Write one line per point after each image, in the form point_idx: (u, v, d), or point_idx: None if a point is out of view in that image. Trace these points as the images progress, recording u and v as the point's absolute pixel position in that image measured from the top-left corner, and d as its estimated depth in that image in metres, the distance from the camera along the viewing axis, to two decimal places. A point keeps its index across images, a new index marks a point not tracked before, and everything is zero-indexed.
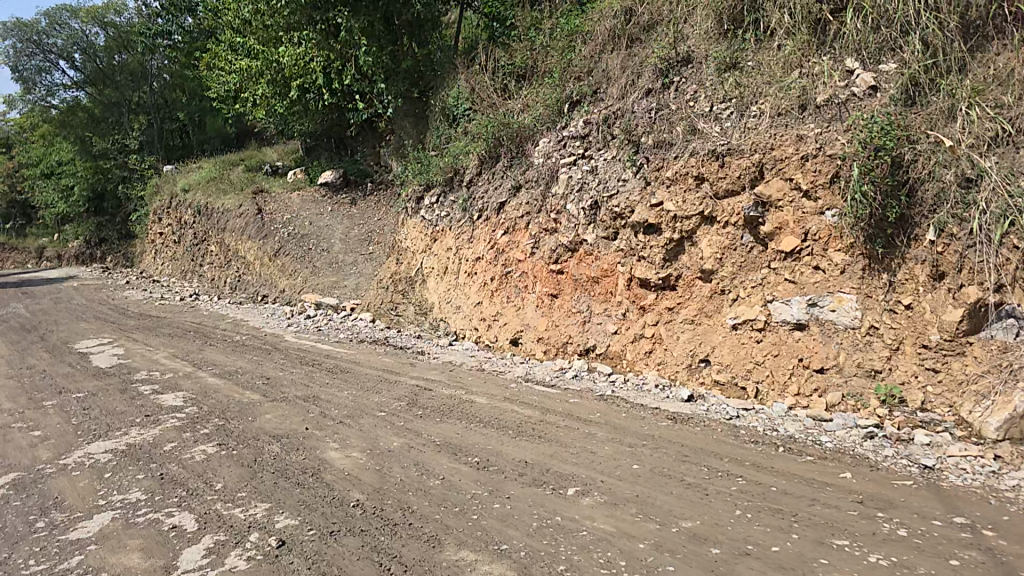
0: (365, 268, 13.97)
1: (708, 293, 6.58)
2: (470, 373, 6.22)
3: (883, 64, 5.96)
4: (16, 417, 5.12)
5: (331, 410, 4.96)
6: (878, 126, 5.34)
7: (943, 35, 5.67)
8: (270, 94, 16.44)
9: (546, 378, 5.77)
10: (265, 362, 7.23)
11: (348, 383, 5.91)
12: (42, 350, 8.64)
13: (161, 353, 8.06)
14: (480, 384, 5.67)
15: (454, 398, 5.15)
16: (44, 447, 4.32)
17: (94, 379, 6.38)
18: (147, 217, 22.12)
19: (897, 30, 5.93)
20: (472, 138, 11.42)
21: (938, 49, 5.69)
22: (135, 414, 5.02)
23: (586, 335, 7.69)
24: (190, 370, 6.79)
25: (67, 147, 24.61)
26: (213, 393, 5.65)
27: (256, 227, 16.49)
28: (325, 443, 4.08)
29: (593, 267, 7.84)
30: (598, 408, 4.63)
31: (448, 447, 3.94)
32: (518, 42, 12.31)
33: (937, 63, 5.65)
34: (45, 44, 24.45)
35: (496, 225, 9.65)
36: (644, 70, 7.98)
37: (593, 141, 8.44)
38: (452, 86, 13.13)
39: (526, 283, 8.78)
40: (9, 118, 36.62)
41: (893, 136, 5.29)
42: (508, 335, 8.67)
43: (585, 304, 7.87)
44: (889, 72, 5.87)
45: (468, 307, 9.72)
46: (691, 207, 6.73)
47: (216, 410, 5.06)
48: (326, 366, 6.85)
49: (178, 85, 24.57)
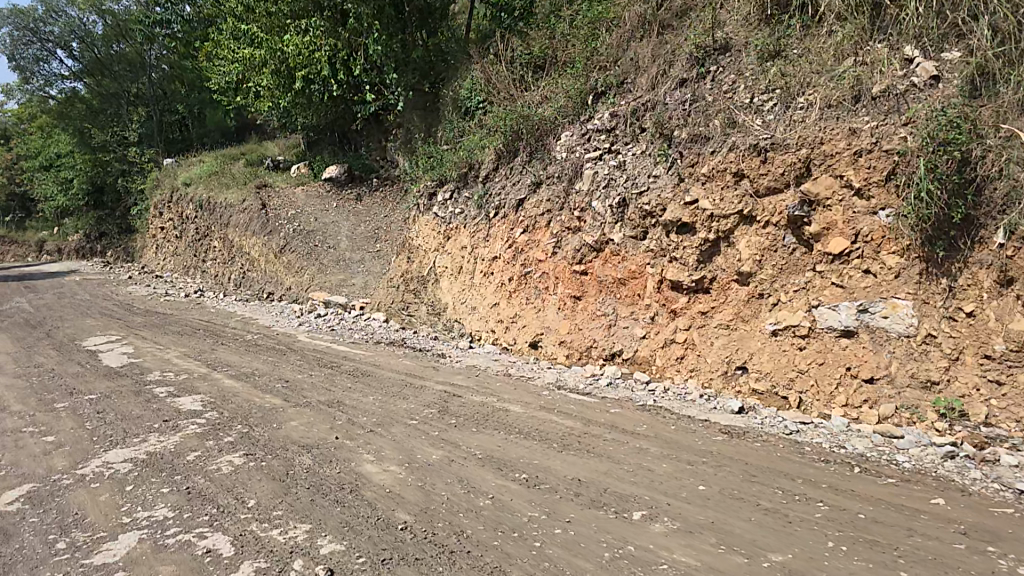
0: (373, 265, 13.74)
1: (745, 296, 6.52)
2: (495, 379, 5.98)
3: (946, 52, 5.88)
4: (26, 420, 4.86)
5: (361, 417, 4.74)
6: (948, 119, 5.30)
7: (1014, 21, 5.54)
8: (273, 85, 15.91)
9: (579, 386, 5.51)
10: (281, 364, 6.97)
11: (371, 388, 5.70)
12: (48, 347, 8.37)
13: (172, 352, 7.80)
14: (511, 390, 5.45)
15: (487, 404, 4.96)
16: (58, 454, 4.05)
17: (107, 380, 6.12)
18: (149, 211, 21.85)
19: (964, 15, 5.87)
20: (488, 131, 11.22)
21: (1008, 35, 5.57)
22: (153, 419, 4.76)
23: (612, 339, 7.55)
24: (204, 371, 6.52)
25: (68, 139, 24.30)
26: (231, 397, 5.39)
27: (260, 222, 16.22)
28: (360, 455, 3.84)
29: (620, 268, 7.82)
30: (642, 419, 4.39)
31: (490, 460, 3.68)
32: (536, 31, 12.13)
33: (1006, 50, 5.52)
34: (42, 32, 24.10)
35: (514, 223, 9.56)
36: (676, 60, 8.25)
37: (620, 134, 8.61)
38: (465, 77, 13.04)
39: (547, 283, 8.70)
40: (8, 110, 36.30)
41: (962, 130, 5.23)
42: (528, 338, 8.53)
43: (611, 307, 7.80)
44: (953, 61, 5.78)
45: (484, 309, 9.54)
46: (729, 205, 6.75)
47: (238, 416, 4.81)
48: (347, 368, 6.65)
49: (177, 77, 24.44)
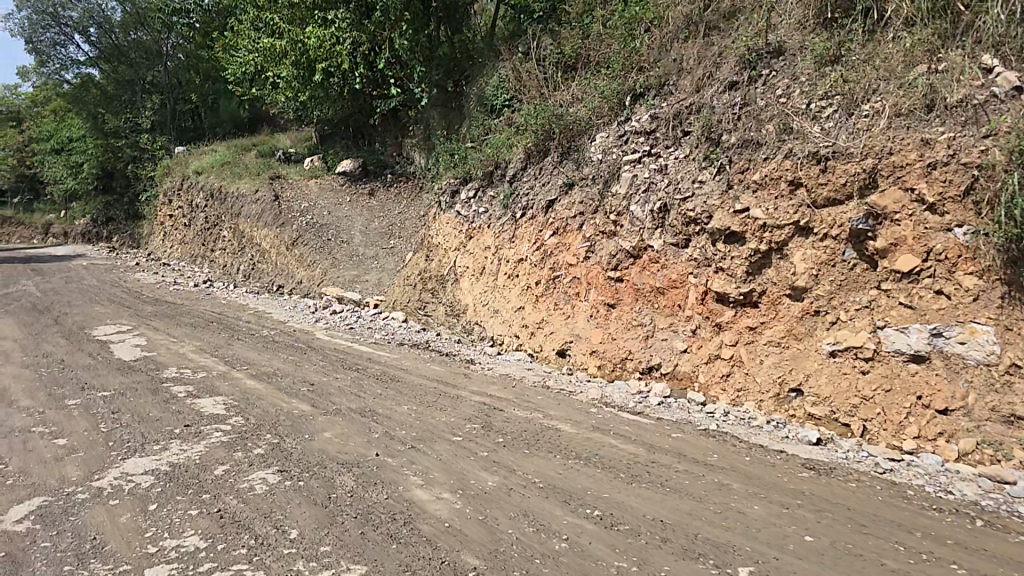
0: (387, 262, 13.44)
1: (799, 313, 6.20)
2: (532, 390, 5.61)
3: None
4: (36, 419, 4.47)
5: (398, 431, 4.35)
6: None
7: None
8: (293, 78, 15.78)
9: (628, 404, 5.15)
10: (303, 364, 6.61)
11: (403, 396, 5.34)
12: (56, 336, 7.99)
13: (186, 346, 7.44)
14: (555, 406, 5.06)
15: (532, 421, 4.59)
16: (70, 462, 3.67)
17: (120, 375, 5.74)
18: (158, 198, 21.54)
19: None
20: (516, 130, 10.97)
21: None
22: (173, 423, 4.38)
23: (650, 352, 7.25)
24: (223, 369, 6.15)
25: (82, 123, 23.99)
26: (255, 400, 5.00)
27: (272, 214, 15.83)
28: (406, 478, 3.46)
29: (659, 276, 7.49)
30: (714, 447, 4.05)
31: (555, 491, 3.30)
32: (568, 29, 11.80)
33: None
34: (60, 17, 23.53)
35: (543, 224, 9.22)
36: (724, 62, 8.06)
37: (660, 138, 8.32)
38: (493, 74, 12.83)
39: (578, 289, 8.39)
40: (24, 93, 36.06)
41: None
42: (557, 346, 8.26)
43: (648, 317, 7.48)
44: None
45: (509, 312, 9.22)
46: (783, 215, 6.42)
47: (265, 423, 4.43)
48: (372, 372, 6.29)
49: (192, 67, 24.25)
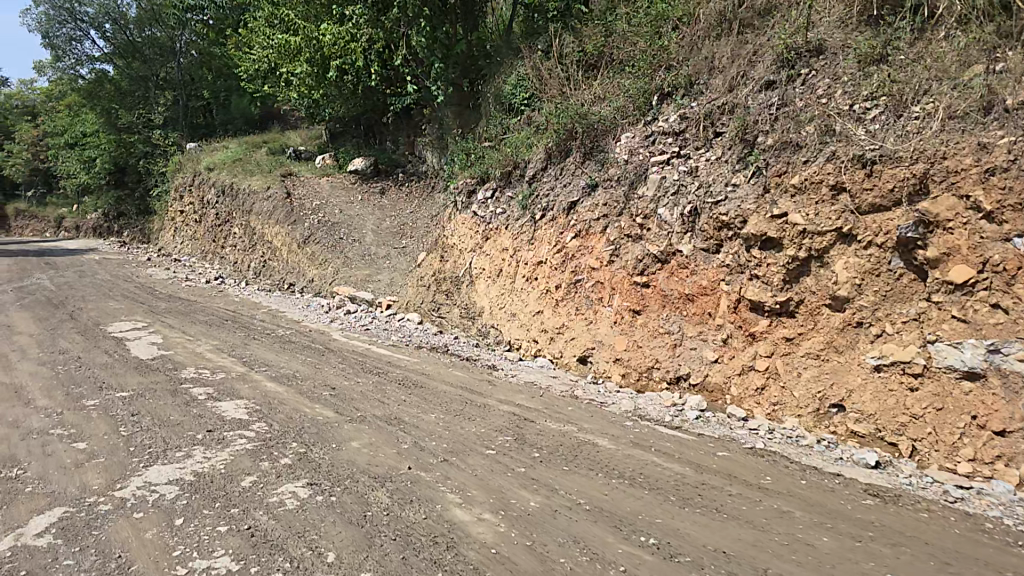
0: (399, 262, 13.27)
1: (840, 324, 5.95)
2: (559, 399, 5.37)
3: None
4: (53, 420, 4.29)
5: (427, 442, 4.12)
6: None
7: None
8: (308, 75, 15.63)
9: (665, 417, 4.88)
10: (322, 366, 6.39)
11: (427, 403, 5.09)
12: (71, 332, 7.83)
13: (203, 345, 7.27)
14: (587, 417, 4.80)
15: (565, 432, 4.36)
16: (91, 469, 3.48)
17: (138, 375, 5.57)
18: (170, 193, 21.47)
19: None
20: (537, 129, 10.79)
21: None
22: (195, 427, 4.19)
23: (677, 361, 6.95)
24: (242, 370, 5.96)
25: (96, 119, 23.96)
26: (278, 404, 4.81)
27: (284, 212, 15.69)
28: (443, 495, 3.25)
29: (688, 283, 7.22)
30: (766, 469, 3.83)
31: (603, 515, 3.08)
32: (590, 27, 11.55)
33: None
34: (77, 13, 23.46)
35: (565, 226, 9.00)
36: (760, 61, 7.83)
37: (690, 139, 8.10)
38: (511, 72, 12.65)
39: (601, 294, 8.13)
40: (38, 87, 36.16)
41: None
42: (577, 352, 7.99)
43: (676, 325, 7.19)
44: None
45: (527, 316, 8.99)
46: (825, 222, 6.18)
47: (289, 429, 4.23)
48: (392, 376, 6.06)
49: (206, 64, 24.47)
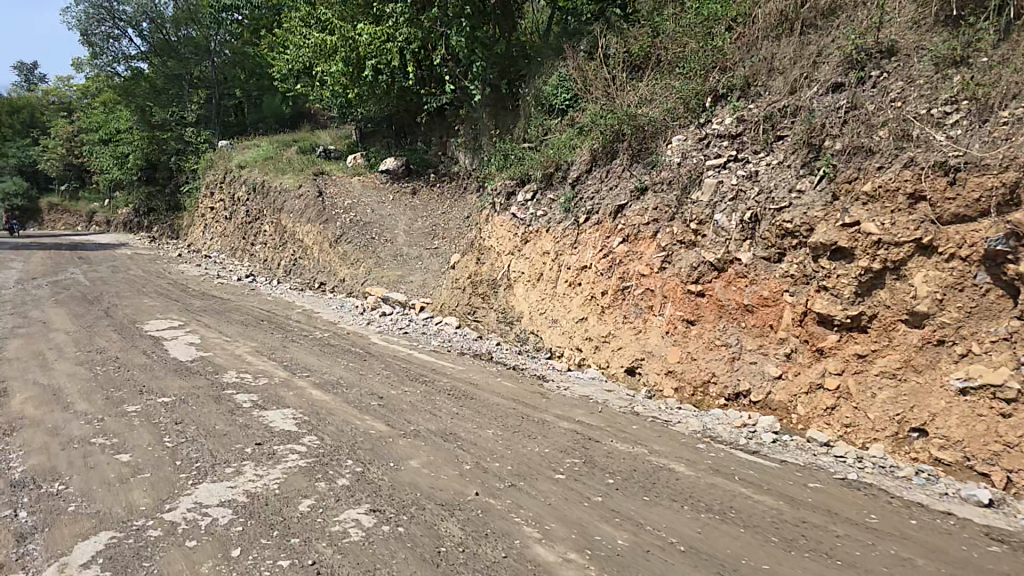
0: (432, 263, 13.04)
1: (919, 341, 5.54)
2: (621, 416, 5.04)
3: None
4: (94, 428, 4.07)
5: (490, 463, 3.82)
6: None
7: None
8: (343, 74, 15.59)
9: (740, 441, 4.54)
10: (368, 372, 6.13)
11: (482, 417, 4.78)
12: (108, 330, 7.69)
13: (241, 346, 7.05)
14: (656, 438, 4.47)
15: (636, 456, 4.04)
16: (137, 486, 3.24)
17: (178, 379, 5.34)
18: (201, 190, 21.52)
19: None
20: (580, 130, 10.47)
21: None
22: (243, 440, 3.94)
23: (736, 376, 6.56)
24: (286, 376, 5.71)
25: (131, 115, 24.13)
26: (328, 415, 4.53)
27: (316, 210, 15.54)
28: (520, 529, 2.95)
29: (747, 293, 6.82)
30: (868, 506, 3.48)
31: (702, 559, 2.79)
32: (636, 28, 11.17)
33: None
34: (116, 12, 23.79)
35: (611, 231, 8.66)
36: (825, 62, 7.44)
37: (747, 142, 7.73)
38: (551, 73, 12.35)
39: (651, 302, 7.75)
40: (76, 85, 36.86)
41: None
42: (625, 363, 7.63)
43: (734, 337, 6.79)
44: None
45: (571, 323, 8.66)
46: (902, 232, 5.78)
47: (343, 444, 3.96)
48: (440, 385, 5.76)
49: (239, 64, 24.54)
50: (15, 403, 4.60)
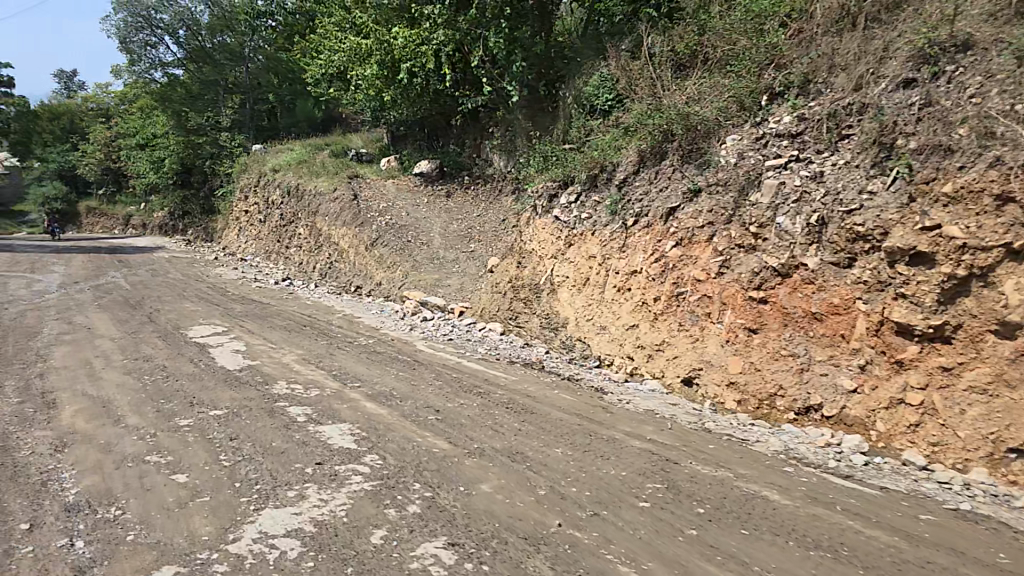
0: (468, 266, 12.80)
1: (1012, 354, 5.12)
2: (693, 434, 4.72)
3: None
4: (148, 444, 3.89)
5: (566, 487, 3.54)
6: None
7: None
8: (378, 76, 15.61)
9: (831, 465, 4.23)
10: (419, 382, 5.88)
11: (546, 434, 4.49)
12: (153, 336, 7.61)
13: (287, 354, 6.88)
14: (739, 461, 4.16)
15: (723, 482, 3.77)
16: (197, 512, 3.03)
17: (228, 390, 5.15)
18: (236, 193, 21.64)
19: None
20: (624, 130, 10.12)
21: None
22: (302, 459, 3.71)
23: (806, 389, 6.19)
24: (337, 387, 5.49)
25: (168, 120, 24.45)
26: (386, 432, 4.29)
27: (351, 213, 15.45)
28: (616, 569, 2.74)
29: (815, 300, 6.43)
30: (994, 544, 3.19)
31: None
32: (681, 25, 10.73)
33: None
34: (154, 19, 24.00)
35: (663, 234, 8.30)
36: (892, 56, 6.98)
37: (809, 141, 7.32)
38: (591, 73, 12.01)
39: (708, 309, 7.38)
40: (113, 91, 37.64)
41: None
42: (683, 373, 7.29)
43: (802, 347, 6.42)
44: None
45: (621, 330, 8.35)
46: (989, 235, 5.34)
47: (407, 464, 3.71)
48: (496, 397, 5.47)
49: (272, 68, 24.59)
50: (67, 416, 4.45)
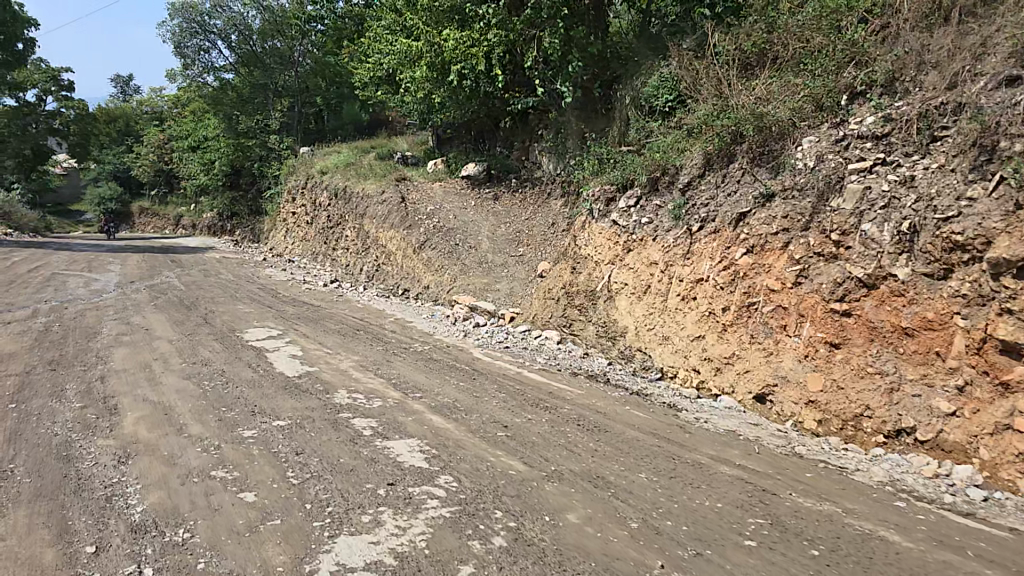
0: (518, 271, 12.55)
1: None
2: (784, 460, 4.35)
3: None
4: (213, 457, 3.71)
5: (660, 520, 3.22)
6: None
7: None
8: (427, 79, 15.50)
9: (947, 499, 3.81)
10: (483, 393, 5.63)
11: (627, 456, 4.17)
12: (210, 339, 7.55)
13: (345, 360, 6.72)
14: (844, 495, 3.76)
15: (831, 518, 3.41)
16: (269, 538, 2.84)
17: (290, 399, 4.99)
18: (283, 195, 21.85)
19: None
20: (688, 133, 9.74)
21: None
22: (373, 479, 3.49)
23: (897, 411, 5.74)
24: (400, 397, 5.27)
25: (219, 123, 24.86)
26: (457, 449, 4.04)
27: (400, 215, 15.34)
28: None
29: (906, 314, 5.96)
30: None
31: None
32: (747, 24, 10.22)
33: None
34: (208, 25, 24.40)
35: (732, 241, 7.90)
36: (991, 53, 6.48)
37: (898, 144, 6.86)
38: (649, 74, 11.65)
39: (784, 321, 6.97)
40: (166, 96, 38.70)
41: None
42: (756, 389, 6.89)
43: (890, 364, 5.96)
44: None
45: (687, 341, 7.97)
46: None
47: (484, 489, 3.44)
48: (566, 411, 5.17)
49: (320, 73, 24.82)
50: (130, 424, 4.33)
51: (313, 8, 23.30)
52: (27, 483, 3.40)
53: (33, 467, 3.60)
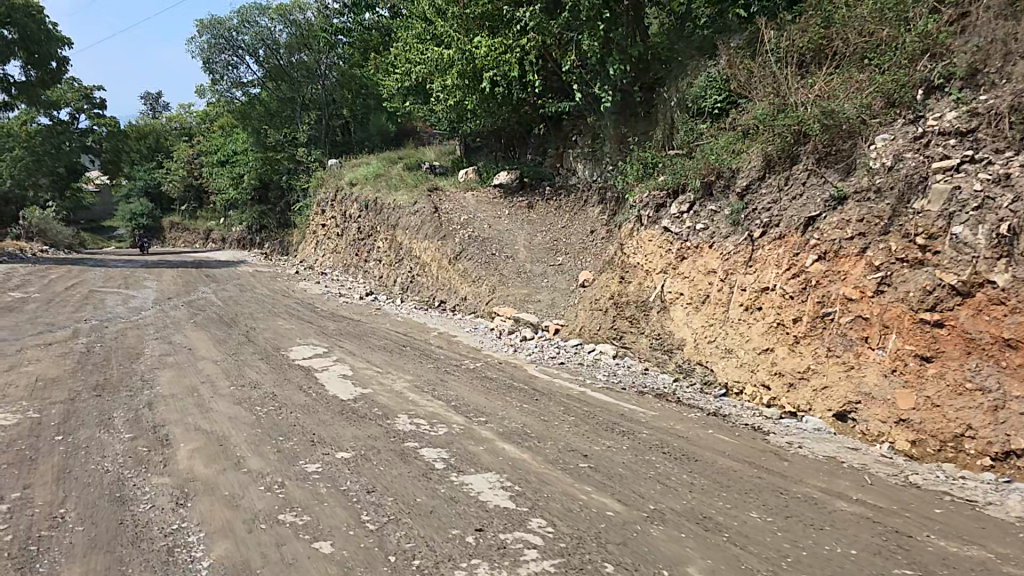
0: (559, 281, 12.14)
1: None
2: (903, 493, 3.88)
3: None
4: (277, 498, 3.40)
5: None
6: None
7: None
8: (459, 87, 15.19)
9: None
10: (553, 417, 5.22)
11: (731, 493, 3.72)
12: (254, 358, 7.25)
13: (397, 380, 6.36)
14: (989, 538, 3.28)
15: (987, 568, 2.98)
16: None
17: (350, 426, 4.63)
18: (313, 207, 21.73)
19: None
20: (742, 133, 9.25)
21: None
22: (458, 523, 3.14)
23: (1004, 431, 5.20)
24: (466, 423, 4.89)
25: (249, 137, 24.87)
26: (541, 486, 3.64)
27: (433, 226, 14.99)
28: None
29: (1010, 324, 5.40)
30: None
31: None
32: (801, 18, 9.62)
33: None
34: (236, 40, 24.36)
35: (802, 247, 7.42)
36: None
37: (986, 139, 6.30)
38: (694, 75, 11.15)
39: (866, 332, 6.47)
40: (195, 112, 39.14)
41: None
42: (837, 406, 6.39)
43: (992, 379, 5.41)
44: None
45: (755, 354, 7.49)
46: None
47: (585, 535, 3.06)
48: (647, 438, 4.73)
49: (345, 85, 24.37)
50: (185, 457, 4.02)
51: (340, 21, 22.95)
52: (81, 532, 3.10)
53: (86, 512, 3.30)
